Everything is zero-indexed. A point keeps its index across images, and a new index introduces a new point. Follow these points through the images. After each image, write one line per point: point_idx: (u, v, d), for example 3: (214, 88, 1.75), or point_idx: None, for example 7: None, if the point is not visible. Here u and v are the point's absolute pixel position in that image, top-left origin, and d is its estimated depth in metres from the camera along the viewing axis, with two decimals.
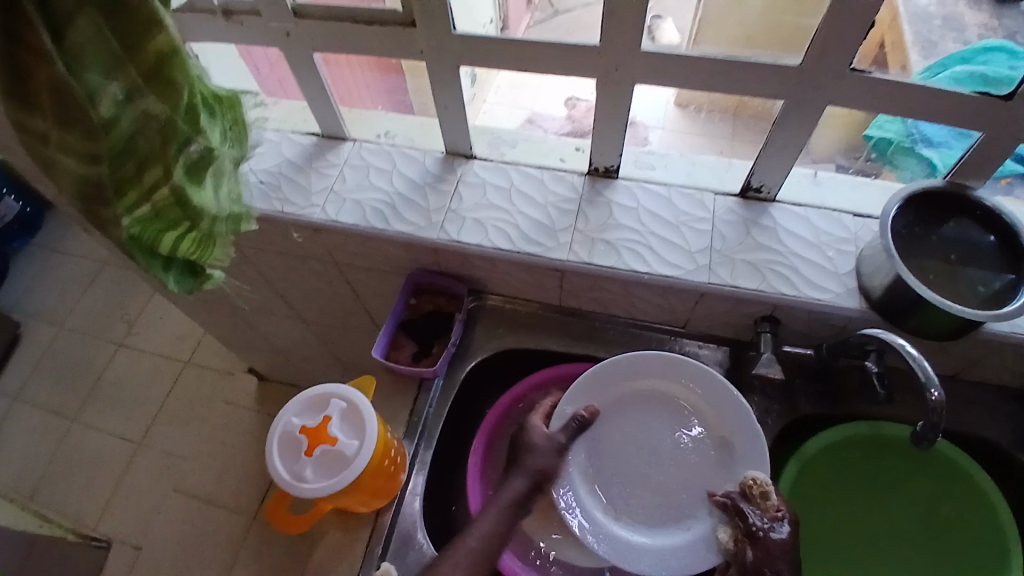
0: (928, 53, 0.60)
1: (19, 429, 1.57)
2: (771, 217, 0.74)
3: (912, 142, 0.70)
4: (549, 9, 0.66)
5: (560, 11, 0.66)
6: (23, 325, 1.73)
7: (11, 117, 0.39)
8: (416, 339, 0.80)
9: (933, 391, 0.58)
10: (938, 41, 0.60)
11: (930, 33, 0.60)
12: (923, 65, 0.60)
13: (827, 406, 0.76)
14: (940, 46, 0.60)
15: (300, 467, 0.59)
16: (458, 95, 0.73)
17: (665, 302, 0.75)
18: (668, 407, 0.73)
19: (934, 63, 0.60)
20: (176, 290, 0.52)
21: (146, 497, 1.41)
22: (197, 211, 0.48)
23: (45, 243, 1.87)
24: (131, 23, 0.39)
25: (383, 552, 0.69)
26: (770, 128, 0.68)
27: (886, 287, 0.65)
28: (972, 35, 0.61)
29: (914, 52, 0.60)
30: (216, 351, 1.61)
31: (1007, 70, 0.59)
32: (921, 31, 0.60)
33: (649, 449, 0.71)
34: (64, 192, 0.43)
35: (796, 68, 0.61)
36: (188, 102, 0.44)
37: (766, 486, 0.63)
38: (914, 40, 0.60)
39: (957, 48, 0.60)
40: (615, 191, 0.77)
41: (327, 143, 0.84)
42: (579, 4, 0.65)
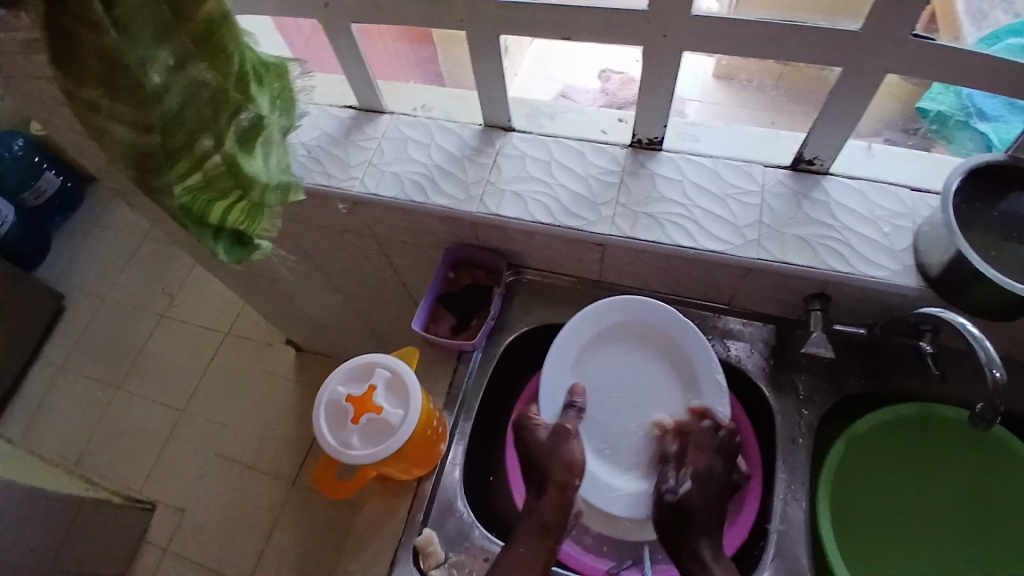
0: (980, 24, 0.58)
1: (66, 397, 1.63)
2: (823, 190, 0.72)
3: (966, 115, 0.69)
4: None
5: None
6: (68, 297, 1.78)
7: (65, 87, 0.41)
8: (455, 313, 0.80)
9: (995, 370, 0.55)
10: (988, 12, 0.58)
11: (981, 5, 0.59)
12: (975, 35, 0.58)
13: (878, 386, 0.74)
14: (992, 17, 0.58)
15: (346, 435, 0.60)
16: (498, 65, 0.71)
17: (709, 278, 0.74)
18: (643, 356, 0.73)
19: (987, 34, 0.58)
20: (226, 260, 0.52)
21: (188, 463, 1.47)
22: (247, 180, 0.47)
23: (87, 218, 1.91)
24: None
25: (425, 518, 0.69)
26: (826, 98, 0.66)
27: (945, 264, 0.62)
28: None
29: (966, 23, 0.58)
30: (252, 323, 1.64)
31: None
32: (972, 2, 0.59)
33: (629, 392, 0.72)
34: (118, 162, 0.44)
35: (855, 35, 0.57)
36: (238, 69, 0.43)
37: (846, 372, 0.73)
38: (965, 11, 0.59)
39: (1008, 20, 0.58)
40: (659, 163, 0.75)
41: (365, 115, 0.83)
42: None
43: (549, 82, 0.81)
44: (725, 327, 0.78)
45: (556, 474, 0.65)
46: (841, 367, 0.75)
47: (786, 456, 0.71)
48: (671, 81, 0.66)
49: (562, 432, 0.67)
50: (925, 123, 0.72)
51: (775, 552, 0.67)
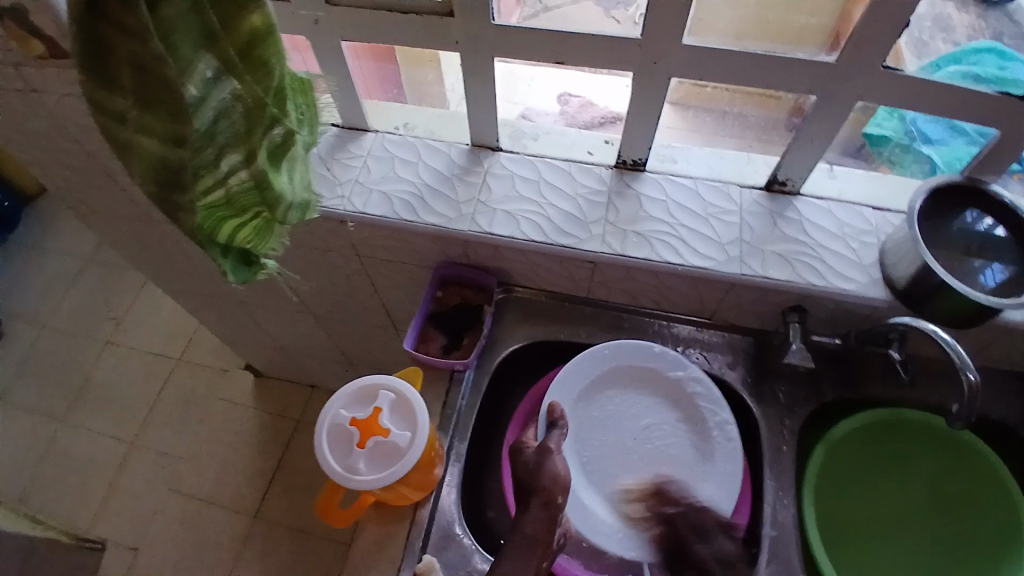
0: (920, 54, 0.63)
1: (1, 432, 1.51)
2: (796, 210, 0.76)
3: (911, 139, 0.74)
4: (540, 6, 0.67)
5: (550, 7, 0.67)
6: (2, 324, 1.66)
7: (88, 96, 0.39)
8: (445, 331, 0.80)
9: (968, 373, 0.59)
10: (928, 41, 0.63)
11: (921, 35, 0.63)
12: (917, 63, 0.63)
13: (851, 394, 0.78)
14: (929, 47, 0.63)
15: (352, 460, 0.60)
16: (490, 86, 0.72)
17: (694, 292, 0.76)
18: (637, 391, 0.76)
19: (928, 62, 0.63)
20: (232, 280, 0.51)
21: (140, 499, 1.39)
22: (274, 198, 0.48)
23: (24, 240, 1.80)
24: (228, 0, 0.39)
25: (423, 545, 0.68)
26: (800, 123, 0.70)
27: (911, 275, 0.67)
28: (956, 39, 0.64)
29: (910, 52, 0.62)
30: (209, 348, 1.57)
31: (997, 70, 0.63)
32: (915, 31, 0.62)
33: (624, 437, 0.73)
34: (138, 177, 0.42)
35: (832, 66, 0.62)
36: (279, 86, 0.43)
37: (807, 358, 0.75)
38: (909, 42, 0.62)
39: (944, 50, 0.63)
40: (643, 183, 0.78)
41: (350, 135, 0.83)
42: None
43: (511, 104, 0.81)
44: (706, 340, 0.81)
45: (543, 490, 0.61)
46: (817, 376, 0.79)
47: (773, 463, 0.74)
48: (660, 105, 0.69)
49: (547, 452, 0.64)
50: (881, 150, 0.76)
51: (769, 556, 0.69)
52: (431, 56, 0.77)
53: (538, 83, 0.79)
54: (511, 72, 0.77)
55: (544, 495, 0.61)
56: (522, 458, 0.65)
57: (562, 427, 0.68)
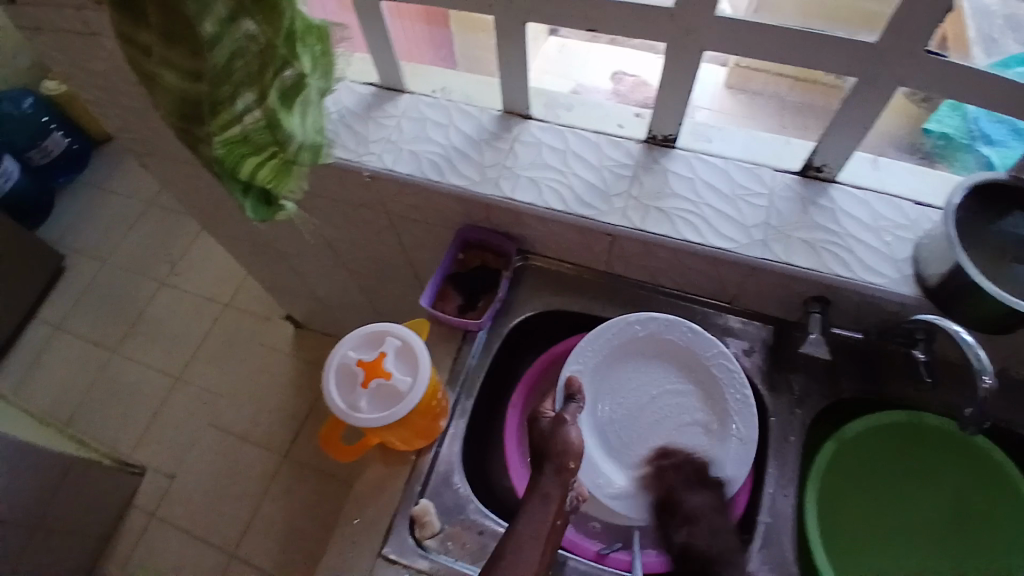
0: (990, 50, 0.59)
1: (61, 357, 1.63)
2: (829, 197, 0.73)
3: (971, 139, 0.71)
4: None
5: None
6: (69, 258, 1.78)
7: (121, 31, 0.43)
8: (462, 293, 0.82)
9: (986, 378, 0.57)
10: (999, 38, 0.59)
11: (992, 31, 0.59)
12: (986, 60, 0.59)
13: (868, 390, 0.76)
14: (1003, 44, 0.59)
15: (355, 399, 0.63)
16: (522, 51, 0.72)
17: (714, 274, 0.76)
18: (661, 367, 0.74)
19: (998, 60, 0.59)
20: (253, 218, 0.54)
21: (180, 431, 1.48)
22: (286, 137, 0.49)
23: (93, 182, 1.91)
24: None
25: (422, 489, 0.71)
26: (837, 109, 0.68)
27: (942, 273, 0.64)
28: None
29: (976, 46, 0.59)
30: (254, 296, 1.64)
31: None
32: (985, 27, 0.59)
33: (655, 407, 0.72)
34: (163, 107, 0.47)
35: (872, 46, 0.59)
36: (289, 27, 0.44)
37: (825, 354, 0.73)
38: (976, 37, 0.59)
39: (1019, 49, 0.58)
40: (672, 159, 0.77)
41: (386, 94, 0.84)
42: None
43: (562, 78, 0.82)
44: (725, 325, 0.80)
45: (554, 456, 0.60)
46: (835, 370, 0.77)
47: (778, 452, 0.74)
48: (691, 80, 0.68)
49: (561, 422, 0.63)
50: (930, 141, 0.73)
51: (762, 542, 0.69)
52: (481, 20, 0.76)
53: (591, 59, 0.82)
54: (561, 44, 0.82)
55: (555, 460, 0.59)
56: (539, 427, 0.64)
57: (580, 400, 0.67)
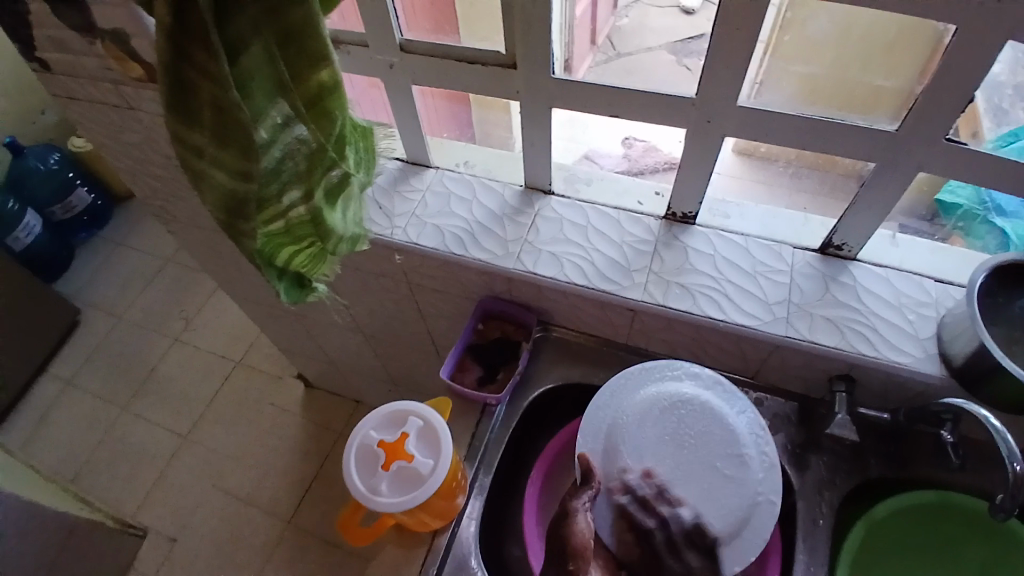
0: (999, 121, 0.59)
1: (69, 414, 1.62)
2: (850, 275, 0.74)
3: (986, 212, 0.70)
4: (611, 51, 0.70)
5: (622, 54, 0.69)
6: (83, 313, 1.79)
7: (172, 129, 0.44)
8: (482, 364, 0.82)
9: (1015, 464, 0.57)
10: (1009, 109, 0.59)
11: (1001, 101, 0.59)
12: (995, 131, 0.60)
13: (895, 470, 0.75)
14: (1012, 114, 0.59)
15: (376, 481, 0.62)
16: (546, 132, 0.74)
17: (736, 351, 0.76)
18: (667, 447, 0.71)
19: (1006, 131, 0.60)
20: (285, 300, 0.55)
21: (185, 492, 1.45)
22: (325, 231, 0.51)
23: (111, 237, 1.94)
24: (302, 56, 0.42)
25: (438, 573, 0.69)
26: (858, 189, 0.69)
27: (966, 355, 0.64)
28: None
29: (985, 120, 0.60)
30: (265, 354, 1.64)
31: None
32: (994, 98, 0.59)
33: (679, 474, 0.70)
34: (208, 202, 0.47)
35: (892, 135, 0.61)
36: (339, 133, 0.47)
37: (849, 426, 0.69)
38: (985, 109, 0.59)
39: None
40: (692, 236, 0.78)
41: (411, 168, 0.86)
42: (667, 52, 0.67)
43: (572, 144, 0.81)
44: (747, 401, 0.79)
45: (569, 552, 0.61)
46: (861, 449, 0.76)
47: (806, 536, 0.72)
48: (711, 161, 0.70)
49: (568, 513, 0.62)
50: (951, 219, 0.73)
51: None
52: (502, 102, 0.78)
53: (600, 128, 0.79)
54: (568, 115, 0.77)
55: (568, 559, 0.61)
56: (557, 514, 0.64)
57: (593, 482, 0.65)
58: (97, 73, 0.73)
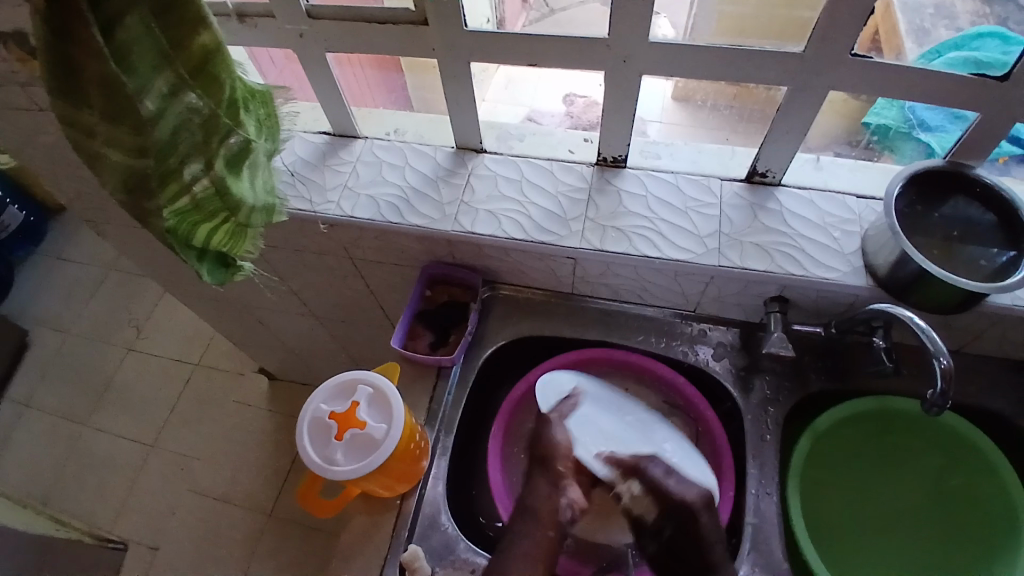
0: (922, 41, 0.62)
1: (30, 437, 1.58)
2: (776, 201, 0.76)
3: (911, 128, 0.72)
4: (544, 9, 0.69)
5: (556, 10, 0.69)
6: (30, 332, 1.73)
7: (58, 112, 0.43)
8: (433, 329, 0.83)
9: (941, 359, 0.60)
10: (930, 29, 0.62)
11: (923, 21, 0.62)
12: (918, 52, 0.62)
13: (837, 382, 0.79)
14: (933, 33, 0.62)
15: (331, 451, 0.63)
16: (469, 89, 0.74)
17: (677, 286, 0.78)
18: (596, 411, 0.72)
19: (929, 50, 0.62)
20: (210, 282, 0.55)
21: (161, 498, 1.44)
22: (235, 202, 0.51)
23: (50, 252, 1.87)
24: (177, 21, 0.42)
25: (409, 534, 0.71)
26: (775, 115, 0.70)
27: (891, 264, 0.67)
28: (965, 23, 0.62)
29: (907, 41, 0.62)
30: (226, 352, 1.62)
31: (999, 54, 0.61)
32: (914, 19, 0.62)
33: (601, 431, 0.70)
34: (109, 184, 0.46)
35: (799, 56, 0.62)
36: (230, 97, 0.47)
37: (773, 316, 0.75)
38: (907, 30, 0.62)
39: (949, 36, 0.62)
40: (624, 179, 0.79)
41: (339, 141, 0.85)
42: (573, 3, 0.68)
43: (515, 106, 0.83)
44: (693, 333, 0.82)
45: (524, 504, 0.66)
46: (802, 366, 0.79)
47: (756, 453, 0.75)
48: (634, 101, 0.71)
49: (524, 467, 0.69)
50: (868, 134, 0.75)
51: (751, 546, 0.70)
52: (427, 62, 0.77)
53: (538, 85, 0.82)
54: (507, 75, 0.80)
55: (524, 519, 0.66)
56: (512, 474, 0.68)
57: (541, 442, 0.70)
58: None
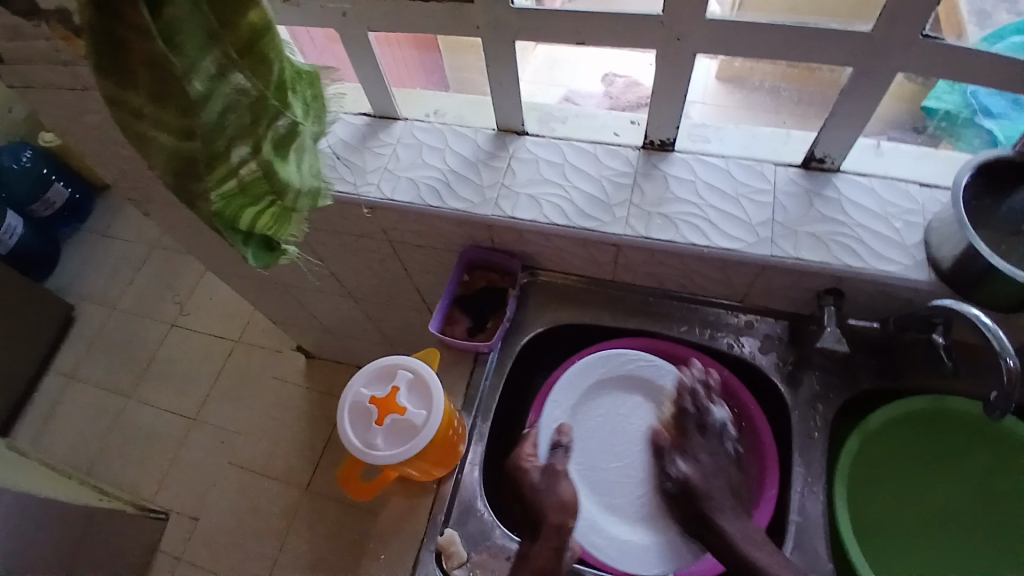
0: (983, 24, 0.59)
1: (78, 408, 1.63)
2: (834, 188, 0.72)
3: (972, 113, 0.68)
4: None
5: None
6: (77, 306, 1.79)
7: (107, 94, 0.43)
8: (471, 314, 0.81)
9: (1007, 359, 0.56)
10: (992, 12, 0.60)
11: (983, 5, 0.60)
12: (979, 34, 0.59)
13: (889, 379, 0.75)
14: (996, 17, 0.59)
15: (371, 436, 0.63)
16: (513, 69, 0.72)
17: (724, 276, 0.75)
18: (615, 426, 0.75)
19: (990, 32, 0.59)
20: (255, 265, 0.55)
21: (201, 471, 1.48)
22: (282, 185, 0.51)
23: (95, 227, 1.92)
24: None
25: (446, 518, 0.71)
26: (837, 98, 0.66)
27: (956, 258, 0.63)
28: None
29: (969, 24, 0.59)
30: (263, 330, 1.64)
31: None
32: (973, 3, 0.60)
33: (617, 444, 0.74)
34: (157, 166, 0.46)
35: (868, 36, 0.58)
36: (278, 79, 0.47)
37: (828, 305, 0.72)
38: (967, 12, 0.60)
39: (1012, 19, 0.59)
40: (671, 163, 0.76)
41: (380, 123, 0.84)
42: None
43: (551, 86, 0.81)
44: (738, 324, 0.79)
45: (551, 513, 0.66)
46: (853, 362, 0.76)
47: (802, 451, 0.73)
48: (686, 84, 0.68)
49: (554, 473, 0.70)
50: (932, 121, 0.72)
51: (794, 546, 0.68)
52: (472, 41, 0.76)
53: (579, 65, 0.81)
54: (548, 54, 0.80)
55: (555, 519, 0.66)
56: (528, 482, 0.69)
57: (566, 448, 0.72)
58: (42, 54, 0.71)
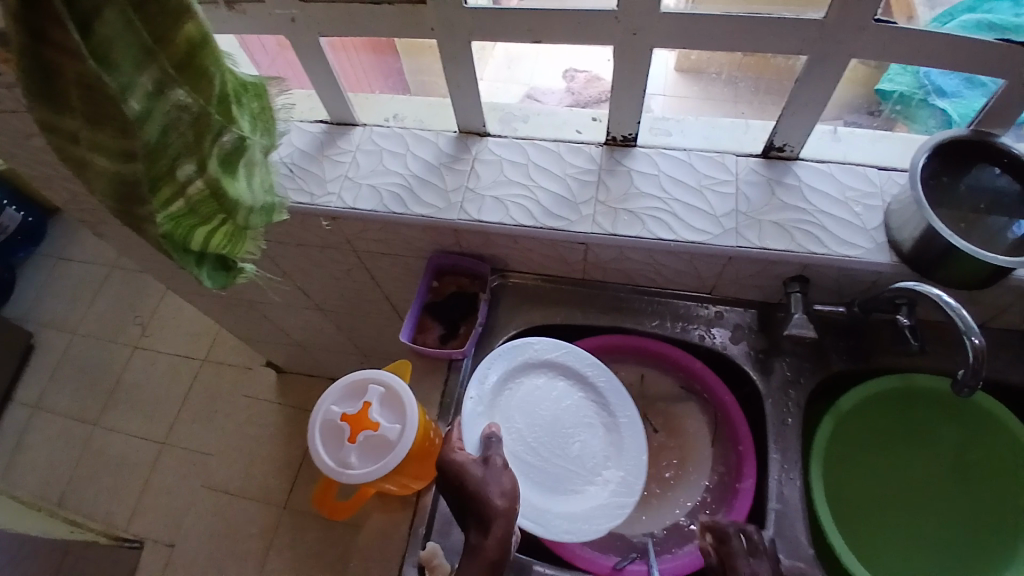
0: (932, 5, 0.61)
1: (42, 439, 1.57)
2: (795, 176, 0.73)
3: (926, 94, 0.69)
4: None
5: None
6: (35, 334, 1.72)
7: (39, 118, 0.40)
8: (442, 321, 0.80)
9: (973, 338, 0.57)
10: None
11: None
12: (929, 14, 0.61)
13: (859, 361, 0.76)
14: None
15: (344, 455, 0.62)
16: (470, 71, 0.71)
17: (693, 268, 0.75)
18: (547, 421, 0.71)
19: (941, 13, 0.61)
20: (211, 286, 0.53)
21: (175, 495, 1.43)
22: (233, 204, 0.49)
23: (50, 251, 1.86)
24: (161, 11, 0.40)
25: (426, 531, 0.68)
26: (793, 86, 0.67)
27: (916, 238, 0.64)
28: None
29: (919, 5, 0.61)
30: (232, 346, 1.60)
31: (1011, 17, 0.60)
32: None
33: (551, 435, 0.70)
34: (98, 192, 0.44)
35: (820, 23, 0.59)
36: (220, 93, 0.46)
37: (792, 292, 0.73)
38: None
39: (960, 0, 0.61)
40: (634, 159, 0.76)
41: (337, 130, 0.82)
42: None
43: (514, 84, 0.79)
44: (709, 316, 0.80)
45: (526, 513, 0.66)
46: (823, 346, 0.77)
47: (779, 438, 0.73)
48: (644, 78, 0.67)
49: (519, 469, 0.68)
50: (888, 104, 0.72)
51: (776, 533, 0.69)
52: (426, 44, 0.73)
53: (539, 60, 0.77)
54: (505, 52, 0.76)
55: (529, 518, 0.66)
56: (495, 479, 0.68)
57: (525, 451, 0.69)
58: None
